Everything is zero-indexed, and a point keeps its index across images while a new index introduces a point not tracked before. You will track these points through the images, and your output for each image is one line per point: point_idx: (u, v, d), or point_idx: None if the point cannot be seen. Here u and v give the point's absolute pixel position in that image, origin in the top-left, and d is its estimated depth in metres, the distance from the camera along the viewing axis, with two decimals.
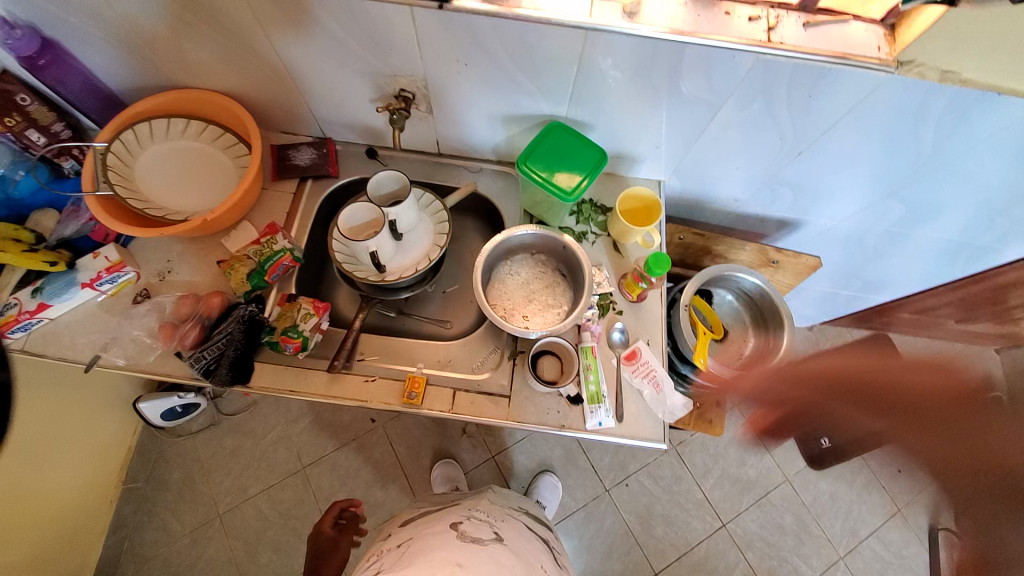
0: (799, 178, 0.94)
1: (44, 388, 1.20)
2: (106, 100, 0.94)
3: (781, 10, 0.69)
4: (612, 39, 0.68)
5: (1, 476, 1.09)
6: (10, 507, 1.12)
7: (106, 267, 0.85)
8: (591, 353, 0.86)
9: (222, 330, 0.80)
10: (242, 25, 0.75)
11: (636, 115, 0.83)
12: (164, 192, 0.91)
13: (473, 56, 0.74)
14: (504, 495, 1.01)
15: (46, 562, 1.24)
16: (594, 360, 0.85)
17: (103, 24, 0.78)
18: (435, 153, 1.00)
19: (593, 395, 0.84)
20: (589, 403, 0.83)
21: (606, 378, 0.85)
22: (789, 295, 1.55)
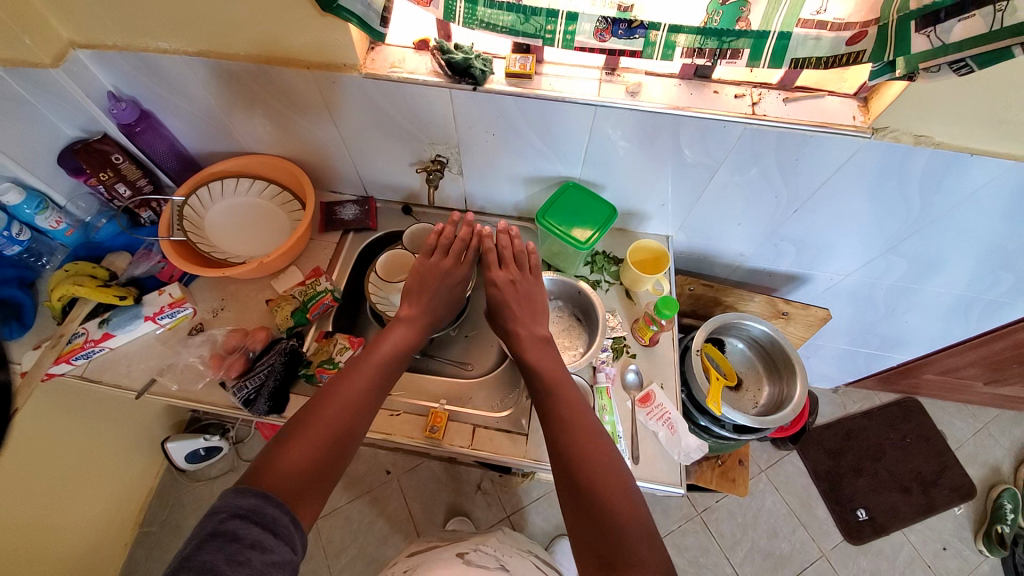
0: (800, 233, 1.01)
1: (90, 422, 1.27)
2: (184, 163, 1.10)
3: (763, 88, 0.80)
4: (619, 112, 0.80)
5: (36, 505, 1.14)
6: (37, 539, 1.16)
7: (169, 302, 0.95)
8: (606, 393, 0.89)
9: (266, 361, 0.89)
10: (309, 104, 0.91)
11: (644, 177, 0.93)
12: (226, 240, 1.04)
13: (500, 127, 0.87)
14: (515, 539, 1.02)
15: None
16: (609, 401, 0.88)
17: (194, 100, 0.95)
18: (463, 210, 1.12)
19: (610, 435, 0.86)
20: None
21: (622, 418, 0.87)
22: (807, 353, 1.56)
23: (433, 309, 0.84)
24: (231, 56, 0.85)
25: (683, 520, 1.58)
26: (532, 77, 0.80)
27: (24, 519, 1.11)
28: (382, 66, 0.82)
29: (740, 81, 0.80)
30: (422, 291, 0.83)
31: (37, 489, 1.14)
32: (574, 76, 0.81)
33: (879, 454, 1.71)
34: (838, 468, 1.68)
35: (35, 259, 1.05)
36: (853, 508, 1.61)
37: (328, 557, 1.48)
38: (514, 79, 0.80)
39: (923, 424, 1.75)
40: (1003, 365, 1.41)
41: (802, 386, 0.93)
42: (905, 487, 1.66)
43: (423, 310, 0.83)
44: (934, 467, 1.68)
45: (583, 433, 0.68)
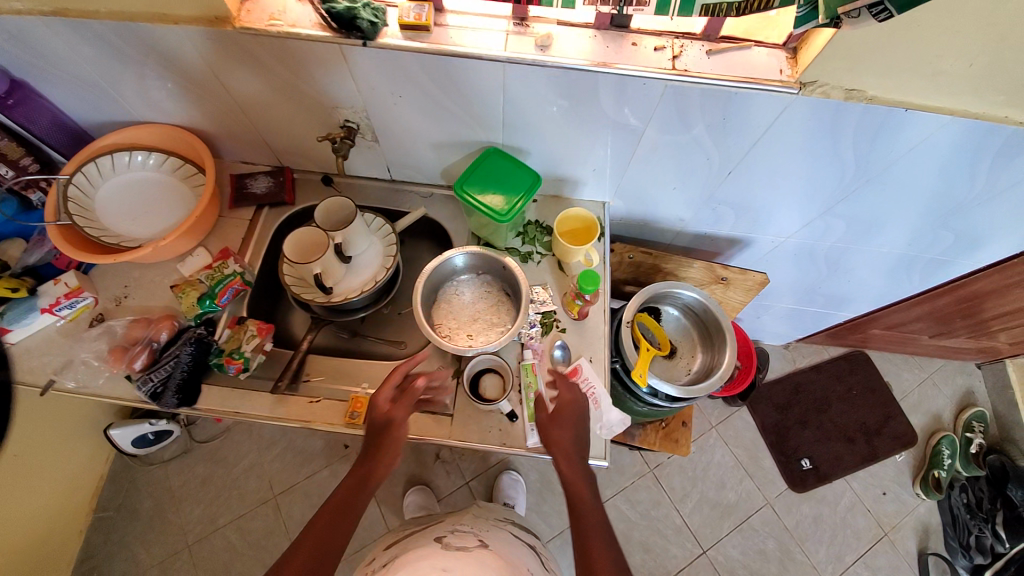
0: (737, 196, 0.97)
1: (26, 418, 1.21)
2: (74, 137, 0.99)
3: (685, 40, 0.74)
4: (530, 70, 0.73)
5: None
6: None
7: (65, 293, 0.88)
8: (532, 371, 0.86)
9: (173, 353, 0.83)
10: (194, 67, 0.81)
11: (570, 140, 0.87)
12: (123, 221, 0.95)
13: (406, 88, 0.79)
14: (486, 510, 1.00)
15: None
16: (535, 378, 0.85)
17: (62, 68, 0.84)
18: (390, 180, 1.04)
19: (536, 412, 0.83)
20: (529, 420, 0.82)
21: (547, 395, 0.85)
22: (757, 312, 1.56)
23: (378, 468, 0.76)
24: (89, 15, 0.74)
25: (637, 477, 1.63)
26: (432, 29, 0.72)
27: None
28: (259, 18, 0.72)
29: (661, 31, 0.74)
30: (371, 448, 0.77)
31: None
32: (480, 28, 0.73)
33: (826, 406, 1.77)
34: (786, 421, 1.74)
35: None
36: (798, 458, 1.67)
37: (288, 532, 1.47)
38: (410, 32, 0.72)
39: (870, 376, 1.80)
40: (947, 318, 1.44)
41: (730, 353, 0.92)
42: (850, 437, 1.72)
43: (370, 473, 0.76)
44: (878, 417, 1.75)
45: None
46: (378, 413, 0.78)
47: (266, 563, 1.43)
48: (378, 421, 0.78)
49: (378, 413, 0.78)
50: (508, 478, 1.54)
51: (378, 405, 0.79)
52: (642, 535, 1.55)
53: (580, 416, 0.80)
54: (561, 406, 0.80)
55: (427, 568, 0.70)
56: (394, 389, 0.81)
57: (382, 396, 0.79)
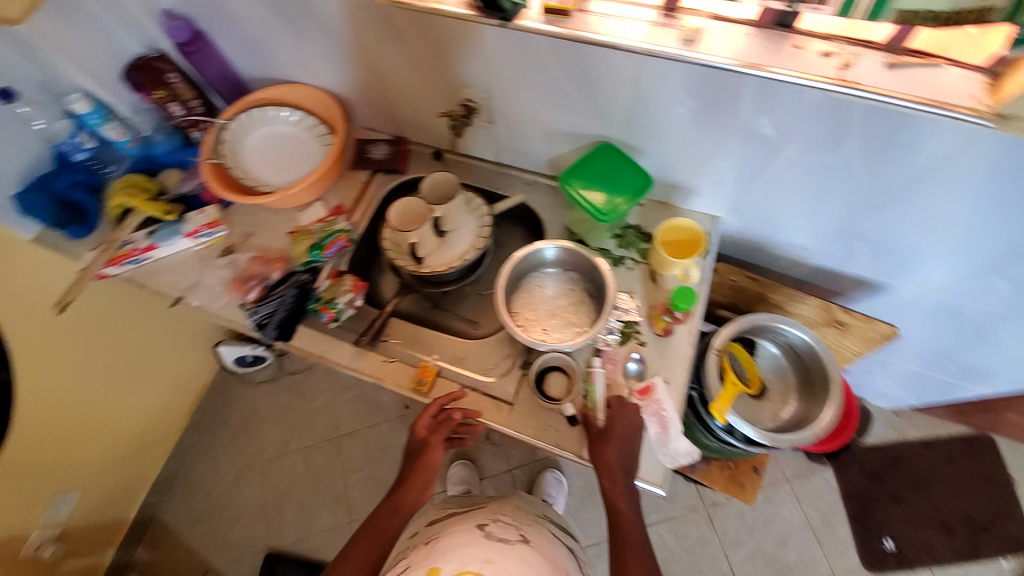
0: (880, 232, 0.84)
1: (144, 316, 1.39)
2: (234, 86, 1.11)
3: (861, 47, 0.64)
4: (666, 65, 0.69)
5: (91, 382, 1.28)
6: (93, 412, 1.31)
7: (206, 223, 1.01)
8: (592, 379, 0.82)
9: (279, 292, 0.91)
10: (343, 34, 0.87)
11: (694, 145, 0.81)
12: (262, 168, 1.06)
13: (534, 71, 0.79)
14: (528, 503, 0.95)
15: (112, 465, 1.42)
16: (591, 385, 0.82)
17: (237, 25, 0.95)
18: (498, 162, 1.05)
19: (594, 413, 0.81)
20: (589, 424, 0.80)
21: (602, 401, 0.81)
22: (866, 366, 1.35)
23: (409, 493, 0.79)
24: None
25: (688, 510, 1.52)
26: (573, 14, 0.70)
27: (76, 393, 1.25)
28: None
29: (834, 36, 0.65)
30: (407, 472, 0.81)
31: (97, 367, 1.29)
32: (623, 16, 0.70)
33: (931, 489, 1.52)
34: (877, 494, 1.52)
35: (100, 167, 1.10)
36: (881, 537, 1.47)
37: (344, 471, 1.59)
38: (552, 15, 0.71)
39: (996, 467, 1.52)
40: None
41: (832, 409, 0.81)
42: (946, 525, 1.47)
43: (402, 498, 0.79)
44: (992, 515, 1.47)
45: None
46: (416, 437, 0.83)
47: (321, 493, 1.57)
48: (418, 446, 0.82)
49: (418, 439, 0.82)
50: (552, 476, 1.52)
51: (418, 429, 0.82)
52: (681, 569, 1.46)
53: (630, 430, 0.76)
54: (614, 424, 0.76)
55: (470, 557, 0.66)
56: (431, 418, 0.83)
57: (421, 420, 0.82)
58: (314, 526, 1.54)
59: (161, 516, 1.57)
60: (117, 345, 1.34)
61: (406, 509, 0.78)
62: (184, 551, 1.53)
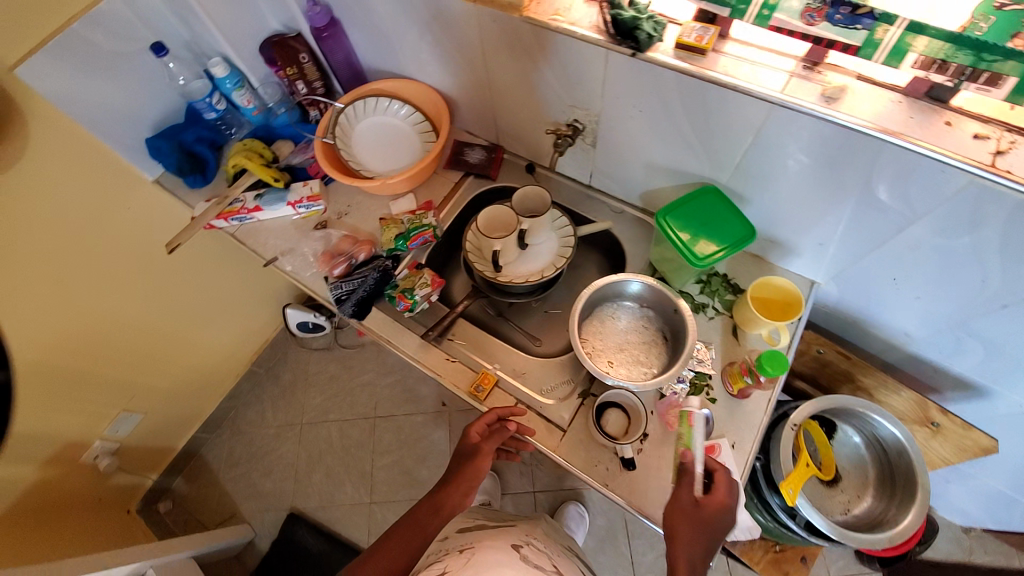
0: (1005, 334, 0.74)
1: (229, 265, 1.49)
2: (354, 74, 1.18)
3: (1021, 137, 0.58)
4: (798, 120, 0.65)
5: (169, 313, 1.37)
6: (164, 342, 1.40)
7: (307, 195, 1.07)
8: (689, 419, 0.76)
9: (363, 272, 0.96)
10: (468, 41, 0.90)
11: (806, 204, 0.76)
12: (366, 154, 1.12)
13: (651, 104, 0.77)
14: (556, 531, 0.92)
15: (175, 397, 1.52)
16: (688, 428, 0.75)
17: (371, 19, 1.01)
18: (587, 184, 1.05)
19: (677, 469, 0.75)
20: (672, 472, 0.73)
21: (699, 451, 0.71)
22: (944, 473, 1.19)
23: (453, 496, 0.79)
24: None
25: None
26: (707, 54, 0.68)
27: (152, 319, 1.33)
28: (545, 11, 0.77)
29: (990, 119, 0.60)
30: (455, 474, 0.83)
31: (175, 301, 1.37)
32: (759, 62, 0.68)
33: None
34: None
35: (225, 128, 1.20)
36: None
37: (374, 452, 1.63)
38: (684, 52, 0.69)
39: None
40: None
41: (914, 519, 0.73)
42: None
43: (444, 499, 0.79)
44: None
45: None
46: (468, 440, 0.83)
47: (348, 468, 1.61)
48: (469, 452, 0.83)
49: (471, 445, 0.83)
50: (575, 509, 1.47)
51: (470, 435, 0.83)
52: None
53: (723, 515, 0.67)
54: (710, 501, 0.68)
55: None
56: (487, 425, 0.83)
57: (477, 425, 0.83)
58: (335, 498, 1.58)
59: (205, 453, 1.67)
60: (200, 285, 1.42)
61: (446, 512, 0.78)
62: (217, 490, 1.62)
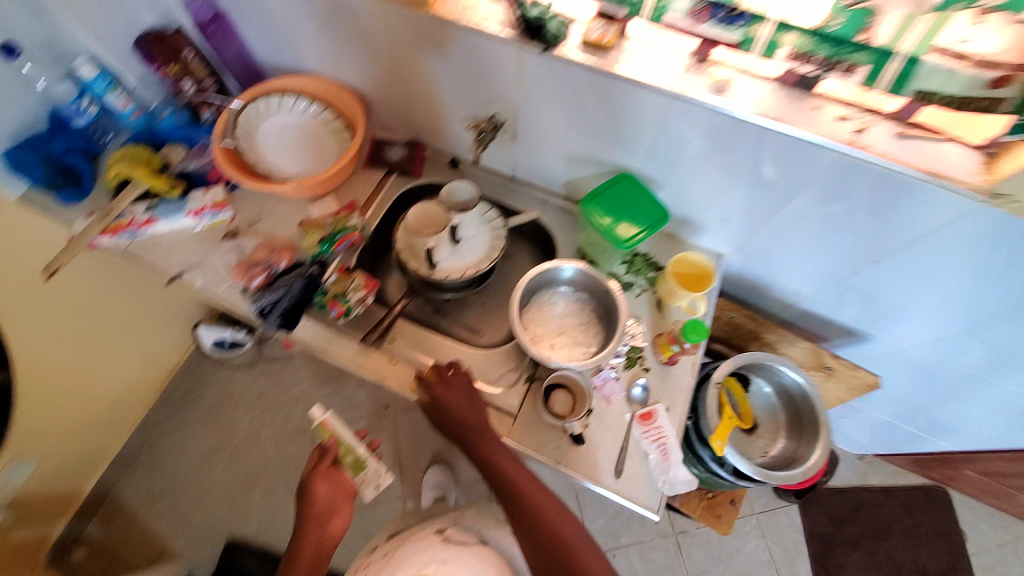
0: (874, 286, 0.88)
1: (125, 284, 1.32)
2: (250, 71, 1.09)
3: (872, 116, 0.68)
4: (696, 109, 0.72)
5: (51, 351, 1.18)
6: (55, 381, 1.21)
7: (211, 203, 0.98)
8: (325, 429, 0.94)
9: (286, 281, 0.90)
10: (377, 35, 0.88)
11: (709, 184, 0.84)
12: (275, 156, 1.05)
13: (565, 98, 0.81)
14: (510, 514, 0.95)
15: (74, 435, 1.33)
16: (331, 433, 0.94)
17: (270, 14, 0.94)
18: (511, 176, 1.06)
19: (355, 465, 0.92)
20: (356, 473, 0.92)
21: (349, 437, 0.94)
22: (839, 409, 1.39)
23: (310, 530, 0.83)
24: None
25: (657, 535, 1.52)
26: (610, 50, 0.73)
27: (44, 358, 1.17)
28: (453, 8, 0.78)
29: (850, 102, 0.69)
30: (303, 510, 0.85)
31: (64, 335, 1.20)
32: (657, 57, 0.73)
33: (887, 536, 1.58)
34: (837, 536, 1.57)
35: (99, 134, 1.05)
36: None
37: None
38: (590, 49, 0.74)
39: (946, 519, 1.59)
40: None
41: (820, 452, 0.86)
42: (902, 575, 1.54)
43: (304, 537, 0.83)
44: (940, 565, 1.55)
45: (595, 544, 0.75)
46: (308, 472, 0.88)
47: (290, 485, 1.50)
48: (308, 483, 0.87)
49: (309, 476, 0.88)
50: None
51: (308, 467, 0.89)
52: None
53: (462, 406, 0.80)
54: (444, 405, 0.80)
55: (425, 561, 0.76)
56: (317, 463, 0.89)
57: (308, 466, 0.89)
58: (275, 522, 1.46)
59: (119, 492, 1.48)
60: (86, 313, 1.24)
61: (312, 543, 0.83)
62: (139, 531, 1.44)
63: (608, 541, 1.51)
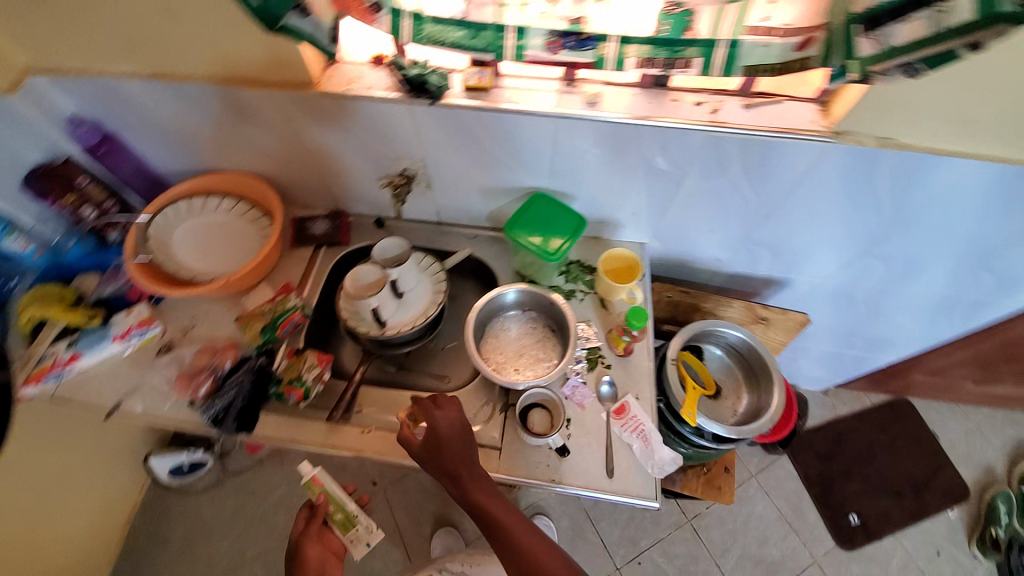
0: (775, 237, 0.99)
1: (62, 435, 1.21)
2: (153, 182, 1.09)
3: (723, 95, 0.79)
4: (579, 123, 0.80)
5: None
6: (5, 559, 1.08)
7: (137, 322, 0.94)
8: (314, 485, 0.91)
9: (235, 380, 0.88)
10: (274, 122, 0.92)
11: (613, 185, 0.92)
12: (195, 259, 1.03)
13: (464, 140, 0.87)
14: None
15: None
16: (321, 489, 0.91)
17: (162, 124, 0.95)
18: (436, 222, 1.11)
19: (345, 521, 0.92)
20: (348, 530, 0.92)
21: (341, 495, 0.92)
22: (791, 353, 1.50)
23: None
24: (192, 77, 0.86)
25: (673, 528, 1.54)
26: (490, 90, 0.81)
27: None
28: (339, 83, 0.84)
29: (699, 88, 0.80)
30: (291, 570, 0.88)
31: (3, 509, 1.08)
32: (533, 88, 0.82)
33: (870, 458, 1.68)
34: (829, 472, 1.65)
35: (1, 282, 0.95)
36: (846, 513, 1.58)
37: None
38: (473, 92, 0.81)
39: (914, 426, 1.72)
40: (991, 364, 1.40)
41: (778, 396, 0.93)
42: (897, 490, 1.63)
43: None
44: (925, 470, 1.66)
45: None
46: (296, 533, 0.91)
47: None
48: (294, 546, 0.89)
49: (296, 538, 0.90)
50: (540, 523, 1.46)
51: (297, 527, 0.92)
52: None
53: (456, 436, 0.79)
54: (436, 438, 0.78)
55: None
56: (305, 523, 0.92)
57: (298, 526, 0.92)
58: None
59: None
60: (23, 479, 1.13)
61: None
62: None
63: (629, 549, 1.51)
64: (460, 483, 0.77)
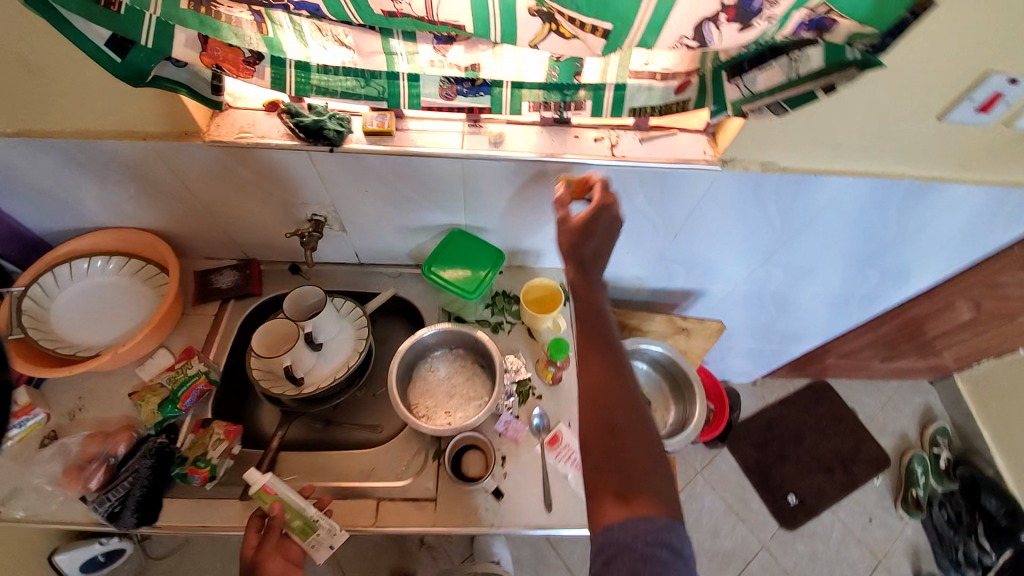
0: (687, 253, 1.04)
1: None
2: (29, 244, 0.96)
3: (620, 130, 0.83)
4: (486, 162, 0.80)
5: None
6: None
7: (14, 412, 0.82)
8: (267, 495, 0.76)
9: (130, 467, 0.79)
10: (160, 176, 0.84)
11: (529, 217, 0.93)
12: (81, 330, 0.92)
13: (372, 183, 0.85)
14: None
15: None
16: (276, 498, 0.76)
17: (25, 185, 0.85)
18: (357, 263, 1.07)
19: (304, 528, 0.76)
20: (307, 538, 0.76)
21: (301, 500, 0.77)
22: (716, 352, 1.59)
23: None
24: (56, 133, 0.78)
25: None
26: (394, 133, 0.79)
27: None
28: (229, 131, 0.79)
29: (597, 125, 0.83)
30: None
31: None
32: (437, 130, 0.81)
33: (801, 440, 1.81)
34: (766, 459, 1.76)
35: None
36: (785, 495, 1.69)
37: None
38: (375, 136, 0.79)
39: (835, 405, 1.87)
40: (889, 344, 1.55)
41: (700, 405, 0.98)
42: (828, 466, 1.76)
43: None
44: (850, 445, 1.80)
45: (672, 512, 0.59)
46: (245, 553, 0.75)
47: None
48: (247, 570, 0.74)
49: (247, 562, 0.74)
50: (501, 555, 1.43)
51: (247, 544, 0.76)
52: None
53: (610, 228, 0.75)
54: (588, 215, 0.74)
55: None
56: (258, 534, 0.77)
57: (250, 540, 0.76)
58: None
59: None
60: None
61: None
62: None
63: None
64: (585, 289, 0.73)
